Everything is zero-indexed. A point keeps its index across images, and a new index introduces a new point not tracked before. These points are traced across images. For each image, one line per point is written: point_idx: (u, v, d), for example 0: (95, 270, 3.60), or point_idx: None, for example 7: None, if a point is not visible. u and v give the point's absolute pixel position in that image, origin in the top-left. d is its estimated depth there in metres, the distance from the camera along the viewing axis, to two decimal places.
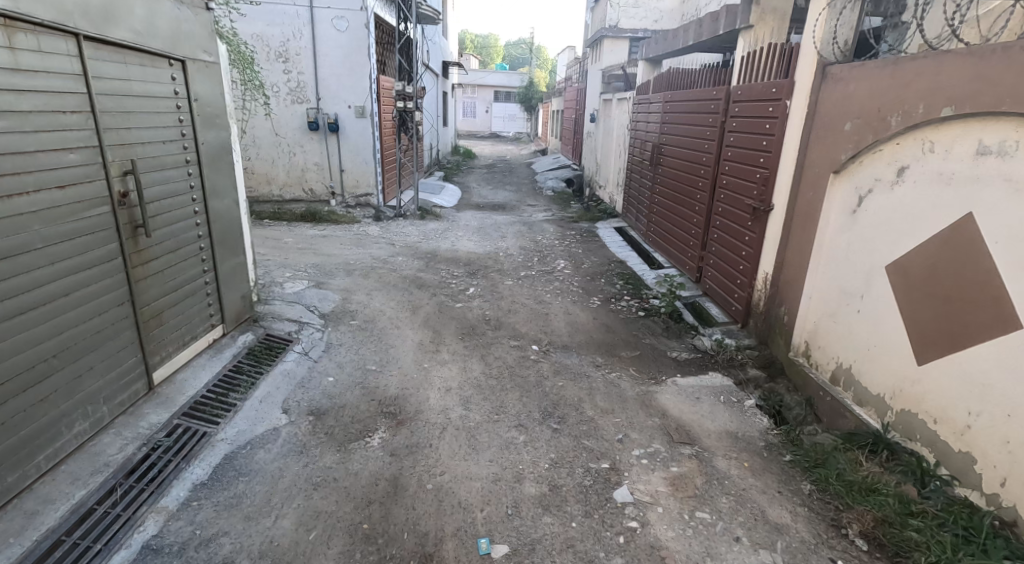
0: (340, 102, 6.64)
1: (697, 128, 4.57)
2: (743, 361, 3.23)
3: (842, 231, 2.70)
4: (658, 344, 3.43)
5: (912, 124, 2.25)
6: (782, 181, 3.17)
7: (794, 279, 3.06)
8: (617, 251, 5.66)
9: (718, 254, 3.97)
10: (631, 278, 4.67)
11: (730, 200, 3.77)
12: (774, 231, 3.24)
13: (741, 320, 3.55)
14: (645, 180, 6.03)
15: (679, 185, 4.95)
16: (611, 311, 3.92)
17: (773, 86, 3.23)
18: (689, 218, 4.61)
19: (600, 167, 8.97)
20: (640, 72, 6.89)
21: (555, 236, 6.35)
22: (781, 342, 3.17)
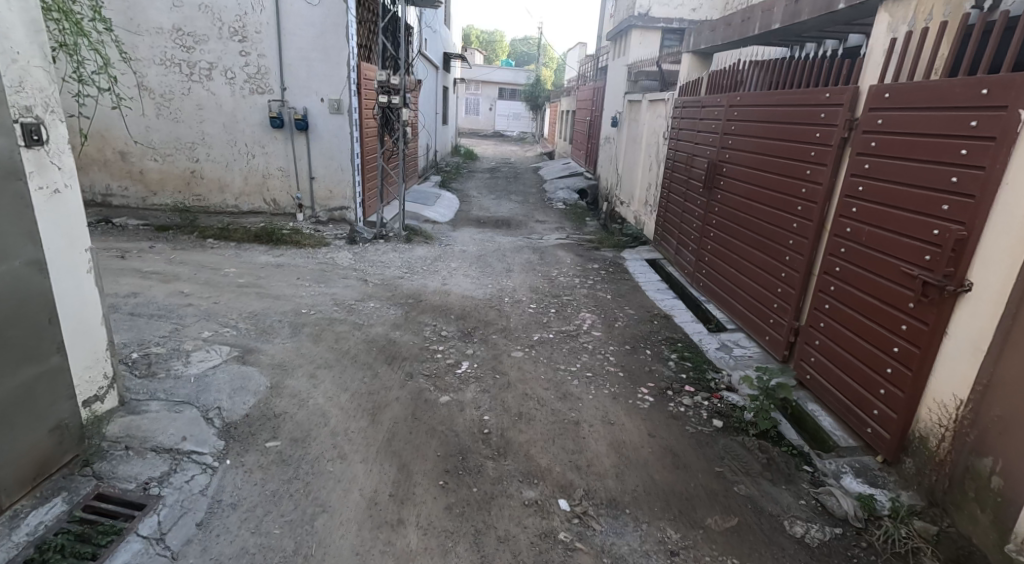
0: (310, 94, 5.32)
1: (787, 145, 3.35)
2: (916, 548, 1.96)
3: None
4: (765, 502, 2.15)
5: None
6: (996, 244, 1.94)
7: (1017, 420, 1.81)
8: (658, 301, 4.38)
9: (832, 338, 2.74)
10: (689, 354, 3.38)
11: (864, 261, 2.55)
12: (974, 326, 2.00)
13: (888, 455, 2.30)
14: (690, 209, 4.79)
15: (751, 221, 3.72)
16: (674, 423, 2.63)
17: (982, 85, 2.02)
18: (775, 271, 3.39)
19: (623, 179, 7.65)
20: (682, 67, 5.58)
21: (574, 271, 5.05)
22: (984, 520, 1.90)
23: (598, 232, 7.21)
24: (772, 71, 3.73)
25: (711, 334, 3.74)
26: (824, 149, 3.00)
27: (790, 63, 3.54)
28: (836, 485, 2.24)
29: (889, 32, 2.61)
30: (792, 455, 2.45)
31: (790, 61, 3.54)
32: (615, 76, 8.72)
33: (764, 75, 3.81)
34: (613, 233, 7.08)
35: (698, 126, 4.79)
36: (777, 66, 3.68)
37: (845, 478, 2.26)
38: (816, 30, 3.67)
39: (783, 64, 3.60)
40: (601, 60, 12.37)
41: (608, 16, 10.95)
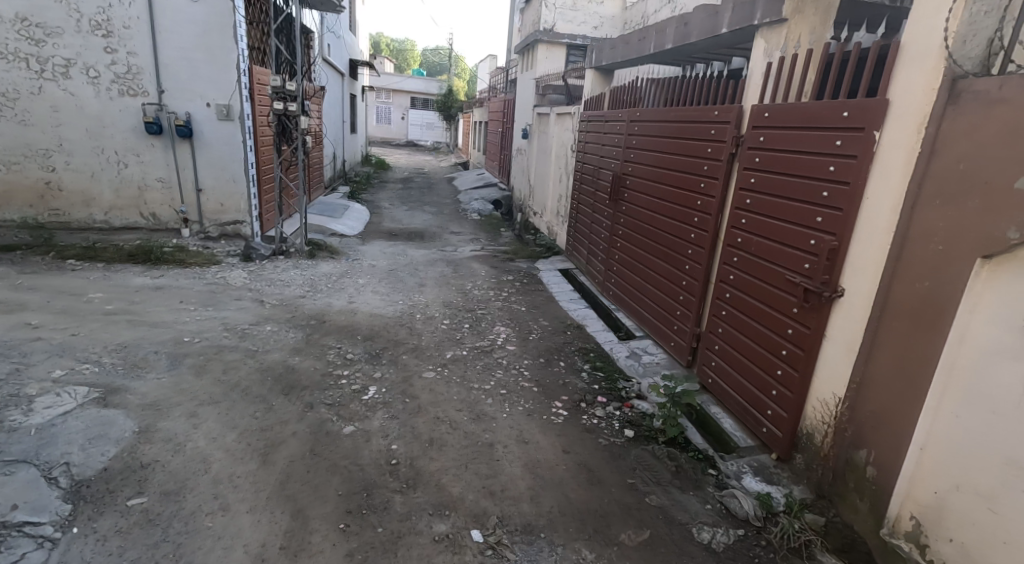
0: (193, 98, 4.92)
1: (682, 160, 3.50)
2: (809, 541, 2.04)
3: (1001, 359, 1.63)
4: (674, 510, 2.18)
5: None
6: (863, 253, 2.09)
7: (887, 415, 1.94)
8: (571, 311, 4.43)
9: (730, 344, 2.86)
10: (602, 364, 3.41)
11: (754, 269, 2.67)
12: (847, 328, 2.14)
13: (782, 452, 2.42)
14: (598, 220, 4.89)
15: (654, 231, 3.84)
16: (587, 437, 2.63)
17: (844, 107, 2.17)
18: (677, 279, 3.51)
19: (535, 190, 7.73)
20: (586, 83, 5.72)
21: (488, 284, 4.99)
22: (862, 508, 2.02)
23: (513, 243, 7.22)
24: (668, 87, 3.88)
25: (622, 342, 3.81)
26: (715, 163, 3.14)
27: (682, 81, 3.69)
28: (739, 487, 2.31)
29: (767, 57, 2.79)
30: (698, 460, 2.51)
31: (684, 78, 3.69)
32: (525, 89, 8.85)
33: (661, 92, 3.96)
34: (529, 243, 7.12)
35: (603, 140, 4.90)
36: (672, 83, 3.82)
37: (746, 479, 2.34)
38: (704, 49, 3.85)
39: (677, 82, 3.76)
40: (510, 73, 12.51)
41: (515, 30, 11.10)
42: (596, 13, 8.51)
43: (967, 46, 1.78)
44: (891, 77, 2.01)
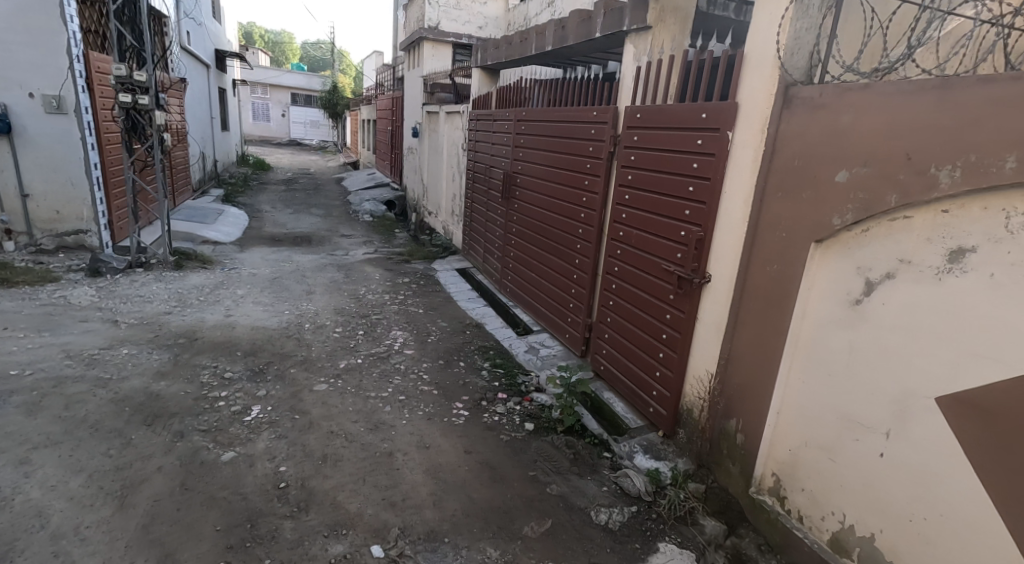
0: (11, 87, 4.35)
1: (566, 159, 3.64)
2: (692, 508, 2.23)
3: (834, 334, 1.86)
4: (572, 497, 2.28)
5: (984, 184, 1.46)
6: (725, 243, 2.29)
7: (749, 387, 2.15)
8: (470, 310, 4.44)
9: (618, 333, 3.00)
10: (501, 360, 3.46)
11: (634, 261, 2.85)
12: (716, 311, 2.34)
13: (667, 429, 2.59)
14: (493, 221, 4.94)
15: (544, 227, 3.95)
16: (489, 435, 2.65)
17: (702, 110, 2.39)
18: (568, 273, 3.64)
19: (429, 190, 7.64)
20: (473, 82, 5.73)
21: (382, 288, 4.87)
22: (734, 472, 2.22)
23: (409, 244, 7.11)
24: (548, 88, 4.01)
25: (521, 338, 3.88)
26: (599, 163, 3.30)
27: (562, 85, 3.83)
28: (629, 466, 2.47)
29: (635, 61, 2.95)
30: (594, 445, 2.64)
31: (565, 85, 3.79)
32: (413, 88, 8.70)
33: (541, 92, 4.09)
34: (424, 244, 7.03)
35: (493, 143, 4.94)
36: (552, 84, 3.96)
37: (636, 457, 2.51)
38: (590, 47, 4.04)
39: (556, 84, 3.91)
40: (397, 70, 12.28)
41: (400, 26, 10.88)
42: (479, 13, 8.55)
43: (795, 58, 2.03)
44: (739, 82, 2.24)
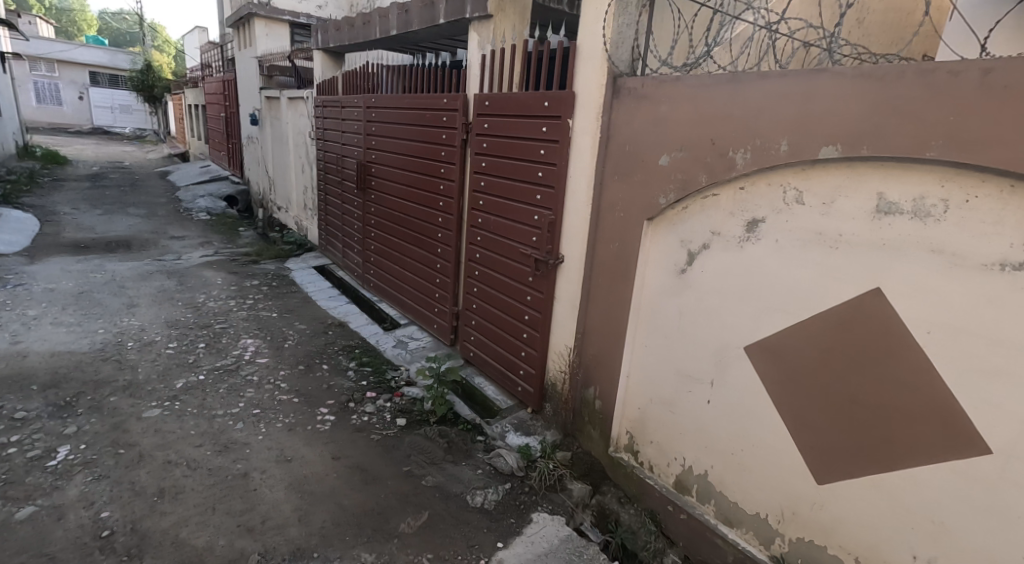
0: None
1: (422, 143, 6.44)
2: (560, 476, 4.93)
3: (663, 293, 4.39)
4: (446, 481, 4.73)
5: (768, 159, 3.54)
6: (577, 220, 4.96)
7: (612, 329, 4.77)
8: (334, 310, 7.46)
9: (489, 306, 5.98)
10: (372, 365, 6.32)
11: (499, 226, 5.68)
12: (570, 279, 5.11)
13: (536, 405, 5.60)
14: (360, 236, 7.80)
15: (417, 204, 6.67)
16: (361, 435, 5.17)
17: (546, 100, 4.96)
18: (435, 248, 6.56)
19: (283, 185, 9.66)
20: (319, 62, 8.01)
21: (220, 298, 7.32)
22: (594, 435, 5.10)
23: (254, 243, 9.51)
24: (418, 78, 6.46)
25: (386, 334, 6.96)
26: (449, 164, 6.18)
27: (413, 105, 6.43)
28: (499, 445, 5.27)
29: (482, 46, 5.58)
30: (468, 432, 5.48)
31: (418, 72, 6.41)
32: (246, 68, 10.03)
33: (401, 78, 6.63)
34: (289, 273, 8.39)
35: (386, 149, 6.96)
36: (417, 69, 6.45)
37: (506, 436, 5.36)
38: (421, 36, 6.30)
39: (413, 69, 6.48)
40: (224, 45, 12.14)
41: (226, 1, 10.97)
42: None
43: (618, 50, 4.46)
44: (576, 78, 4.77)
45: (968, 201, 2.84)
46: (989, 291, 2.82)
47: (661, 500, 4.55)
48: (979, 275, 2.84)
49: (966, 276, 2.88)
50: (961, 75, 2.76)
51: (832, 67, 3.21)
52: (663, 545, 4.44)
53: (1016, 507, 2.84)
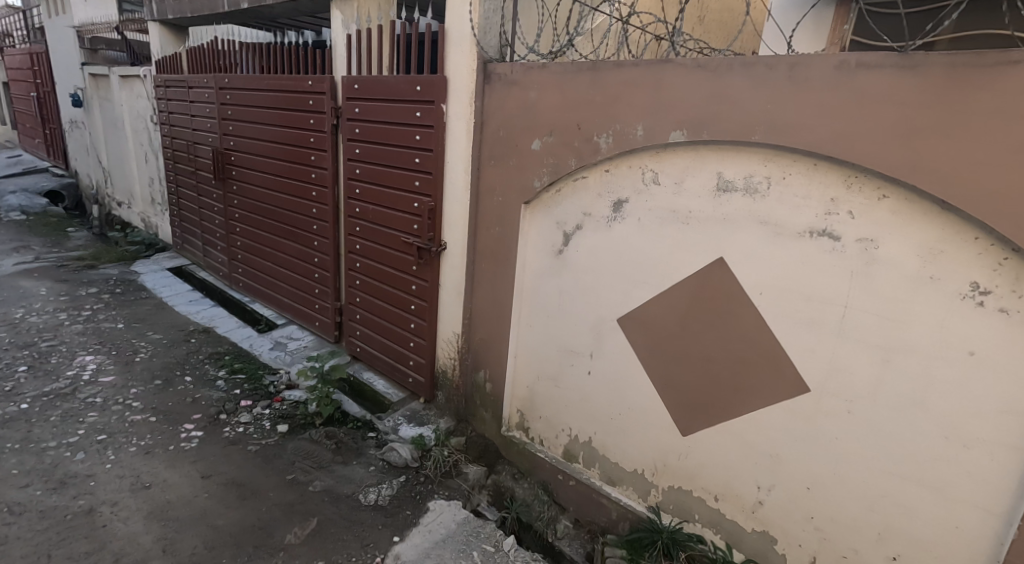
0: None
1: (288, 131, 6.04)
2: (455, 461, 4.99)
3: (542, 273, 4.55)
4: (336, 484, 4.59)
5: (627, 143, 3.79)
6: (457, 206, 4.96)
7: (495, 312, 4.89)
8: (195, 315, 6.81)
9: (372, 297, 5.81)
10: (246, 370, 5.92)
11: (377, 215, 5.51)
12: (452, 265, 5.11)
13: (428, 393, 5.57)
14: (223, 231, 7.21)
15: (287, 195, 6.28)
16: (238, 448, 4.88)
17: (419, 86, 4.87)
18: (309, 239, 6.24)
19: (122, 175, 8.82)
20: (155, 39, 7.35)
21: (48, 309, 6.47)
22: (486, 417, 5.20)
23: (91, 244, 8.49)
24: (279, 62, 6.03)
25: (260, 335, 6.55)
26: (319, 151, 5.88)
27: (273, 87, 6.00)
28: (392, 438, 5.16)
29: (346, 27, 5.40)
30: (358, 428, 5.35)
31: (274, 51, 5.98)
32: (62, 42, 9.01)
33: (258, 59, 6.15)
34: (136, 277, 7.54)
35: (246, 135, 6.45)
36: (277, 51, 6.01)
37: (399, 429, 5.27)
38: (279, 14, 6.09)
39: (270, 50, 6.04)
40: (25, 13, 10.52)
41: None
42: None
43: (485, 35, 4.48)
44: (446, 64, 4.73)
45: (785, 178, 3.24)
46: (802, 253, 3.25)
47: (551, 471, 4.77)
48: (797, 241, 3.26)
49: (786, 243, 3.30)
50: (774, 67, 3.12)
51: (674, 57, 3.48)
52: (555, 513, 4.68)
53: (831, 435, 3.31)
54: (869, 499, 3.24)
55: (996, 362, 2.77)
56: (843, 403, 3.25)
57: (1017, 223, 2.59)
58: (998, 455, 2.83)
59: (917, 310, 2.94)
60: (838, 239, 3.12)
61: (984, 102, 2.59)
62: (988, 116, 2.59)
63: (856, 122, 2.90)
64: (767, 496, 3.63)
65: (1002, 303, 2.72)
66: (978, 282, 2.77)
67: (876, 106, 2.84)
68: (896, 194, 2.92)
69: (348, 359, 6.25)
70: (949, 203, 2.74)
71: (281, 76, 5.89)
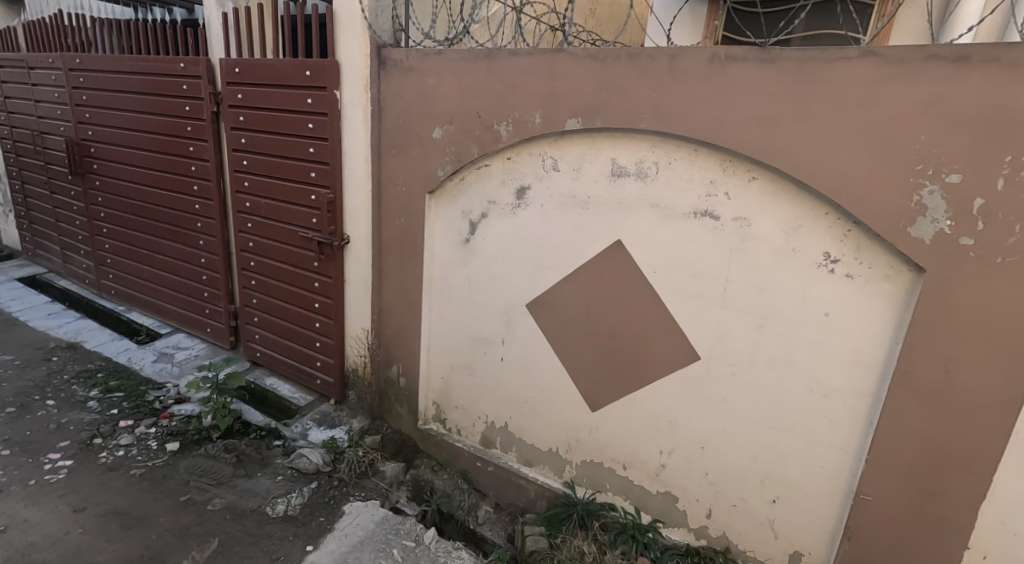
0: None
1: (161, 119, 5.55)
2: (373, 460, 4.86)
3: (450, 263, 4.53)
4: (240, 499, 4.30)
5: (526, 132, 3.86)
6: (358, 198, 4.77)
7: (403, 304, 4.80)
8: (54, 330, 6.13)
9: (270, 297, 5.47)
10: (125, 385, 5.37)
11: (269, 210, 5.17)
12: (357, 259, 4.93)
13: (339, 394, 5.37)
14: (95, 232, 6.54)
15: (165, 188, 5.80)
16: (121, 471, 4.43)
17: (308, 70, 4.60)
18: (194, 235, 5.79)
19: None
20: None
21: None
22: (402, 412, 5.12)
23: None
24: (147, 42, 5.51)
25: (140, 347, 6.00)
26: (198, 141, 5.43)
27: (143, 71, 5.46)
28: (301, 444, 4.92)
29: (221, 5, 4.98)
30: (263, 434, 5.04)
31: (140, 30, 5.44)
32: None
33: (125, 38, 5.60)
34: None
35: (114, 123, 5.87)
36: (142, 30, 5.47)
37: (308, 434, 5.04)
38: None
39: (135, 28, 5.50)
40: None
41: None
42: None
43: (376, 18, 4.32)
44: (336, 48, 4.51)
45: (671, 163, 3.47)
46: (688, 232, 3.51)
47: (469, 459, 4.81)
48: (684, 222, 3.51)
49: (674, 223, 3.54)
50: (656, 58, 3.31)
51: (566, 46, 3.59)
52: (475, 500, 4.72)
53: (719, 397, 3.62)
54: (751, 451, 3.59)
55: (846, 321, 3.14)
56: (727, 366, 3.56)
57: (858, 199, 2.93)
58: (850, 402, 3.22)
59: (783, 278, 3.27)
60: (717, 218, 3.40)
61: (829, 91, 2.90)
62: (832, 104, 2.90)
63: (729, 111, 3.17)
64: (669, 459, 3.91)
65: (849, 269, 3.08)
66: (829, 252, 3.12)
67: (743, 95, 3.11)
68: (763, 175, 3.21)
69: (247, 365, 5.86)
70: (803, 182, 3.04)
71: (150, 58, 5.37)
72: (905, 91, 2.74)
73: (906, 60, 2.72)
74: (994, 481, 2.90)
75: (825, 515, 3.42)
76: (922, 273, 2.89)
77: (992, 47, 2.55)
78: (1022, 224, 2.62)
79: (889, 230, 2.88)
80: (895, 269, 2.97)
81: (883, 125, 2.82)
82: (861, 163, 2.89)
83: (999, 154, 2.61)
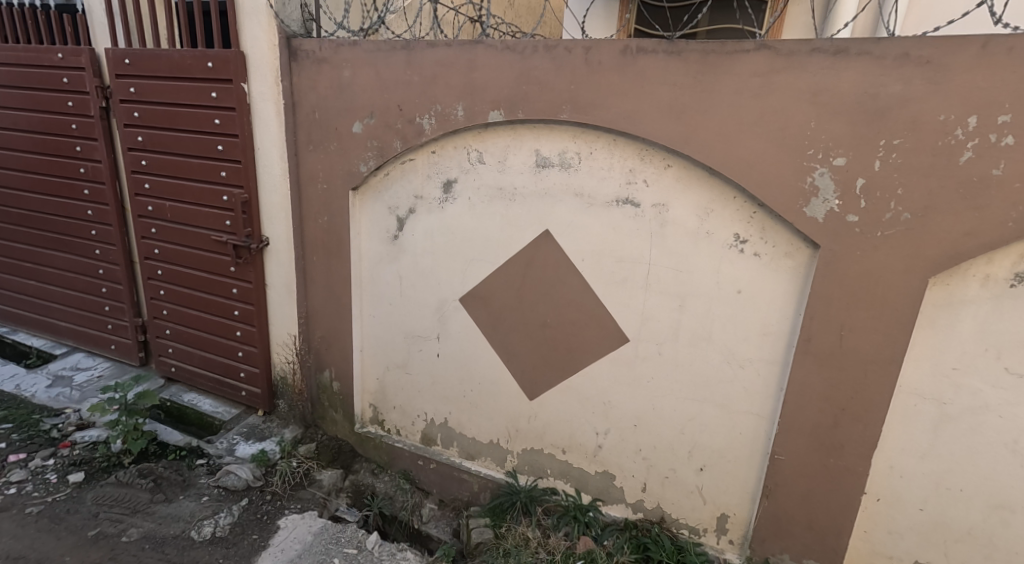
0: None
1: (40, 116, 4.98)
2: (308, 469, 4.65)
3: (378, 261, 4.41)
4: (159, 526, 3.97)
5: (448, 125, 3.81)
6: (275, 197, 4.53)
7: (330, 306, 4.62)
8: None
9: (181, 306, 5.08)
10: (15, 414, 4.83)
11: (174, 213, 4.78)
12: (277, 261, 4.69)
13: (267, 404, 5.09)
14: None
15: (51, 192, 5.22)
16: (15, 510, 3.98)
17: (209, 61, 4.27)
18: (88, 244, 5.25)
19: None
20: None
21: None
22: (336, 416, 4.94)
23: None
24: (17, 30, 4.93)
25: (29, 372, 5.40)
26: (85, 139, 4.92)
27: (15, 63, 4.90)
28: (227, 461, 4.59)
29: None
30: (182, 453, 4.69)
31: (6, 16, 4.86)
32: None
33: None
34: None
35: None
36: (10, 16, 4.88)
37: (235, 449, 4.73)
38: None
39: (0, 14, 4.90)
40: None
41: None
42: None
43: (282, 7, 4.08)
44: (240, 38, 4.22)
45: (591, 152, 3.56)
46: (612, 220, 3.61)
47: (410, 458, 4.73)
48: (606, 210, 3.61)
49: (598, 212, 3.64)
50: (572, 51, 3.37)
51: (484, 39, 3.57)
52: (419, 498, 4.64)
53: (647, 377, 3.78)
54: (677, 424, 3.77)
55: (756, 297, 3.37)
56: (654, 346, 3.71)
57: (763, 183, 3.14)
58: (763, 371, 3.46)
59: (700, 260, 3.45)
60: (638, 205, 3.53)
61: (729, 83, 3.08)
62: (735, 95, 3.09)
63: (642, 102, 3.29)
64: (604, 440, 4.04)
65: (756, 248, 3.30)
66: (738, 233, 3.33)
67: (652, 87, 3.24)
68: (677, 163, 3.36)
69: (160, 382, 5.43)
70: (714, 169, 3.22)
71: (22, 49, 4.82)
72: (795, 82, 2.96)
73: (794, 54, 2.93)
74: (882, 431, 3.23)
75: (747, 476, 3.67)
76: (817, 249, 3.16)
77: (864, 42, 2.80)
78: (895, 201, 2.90)
79: (790, 211, 3.11)
80: (795, 246, 3.22)
81: (778, 114, 3.03)
82: (760, 149, 3.10)
83: (875, 139, 2.88)
